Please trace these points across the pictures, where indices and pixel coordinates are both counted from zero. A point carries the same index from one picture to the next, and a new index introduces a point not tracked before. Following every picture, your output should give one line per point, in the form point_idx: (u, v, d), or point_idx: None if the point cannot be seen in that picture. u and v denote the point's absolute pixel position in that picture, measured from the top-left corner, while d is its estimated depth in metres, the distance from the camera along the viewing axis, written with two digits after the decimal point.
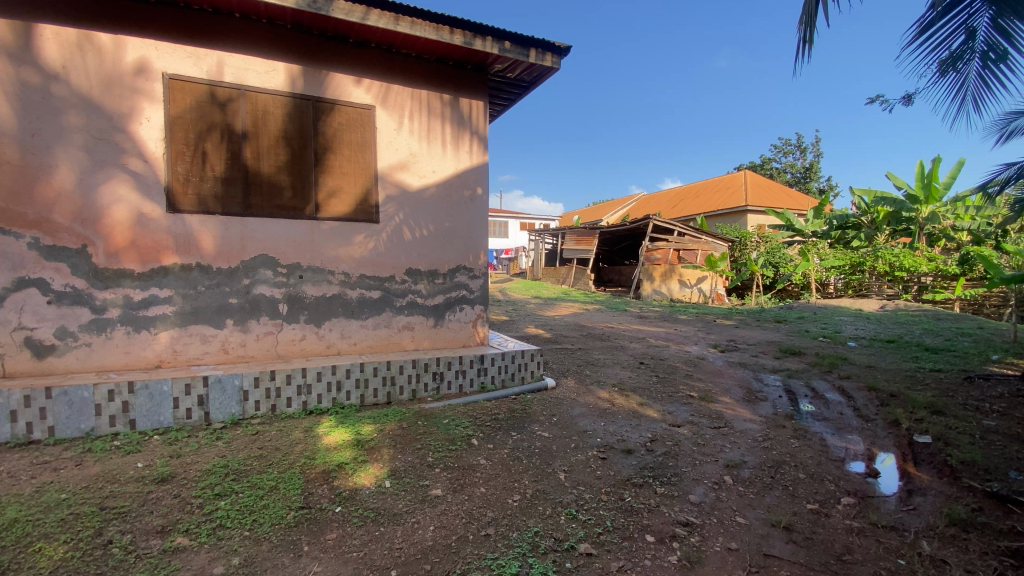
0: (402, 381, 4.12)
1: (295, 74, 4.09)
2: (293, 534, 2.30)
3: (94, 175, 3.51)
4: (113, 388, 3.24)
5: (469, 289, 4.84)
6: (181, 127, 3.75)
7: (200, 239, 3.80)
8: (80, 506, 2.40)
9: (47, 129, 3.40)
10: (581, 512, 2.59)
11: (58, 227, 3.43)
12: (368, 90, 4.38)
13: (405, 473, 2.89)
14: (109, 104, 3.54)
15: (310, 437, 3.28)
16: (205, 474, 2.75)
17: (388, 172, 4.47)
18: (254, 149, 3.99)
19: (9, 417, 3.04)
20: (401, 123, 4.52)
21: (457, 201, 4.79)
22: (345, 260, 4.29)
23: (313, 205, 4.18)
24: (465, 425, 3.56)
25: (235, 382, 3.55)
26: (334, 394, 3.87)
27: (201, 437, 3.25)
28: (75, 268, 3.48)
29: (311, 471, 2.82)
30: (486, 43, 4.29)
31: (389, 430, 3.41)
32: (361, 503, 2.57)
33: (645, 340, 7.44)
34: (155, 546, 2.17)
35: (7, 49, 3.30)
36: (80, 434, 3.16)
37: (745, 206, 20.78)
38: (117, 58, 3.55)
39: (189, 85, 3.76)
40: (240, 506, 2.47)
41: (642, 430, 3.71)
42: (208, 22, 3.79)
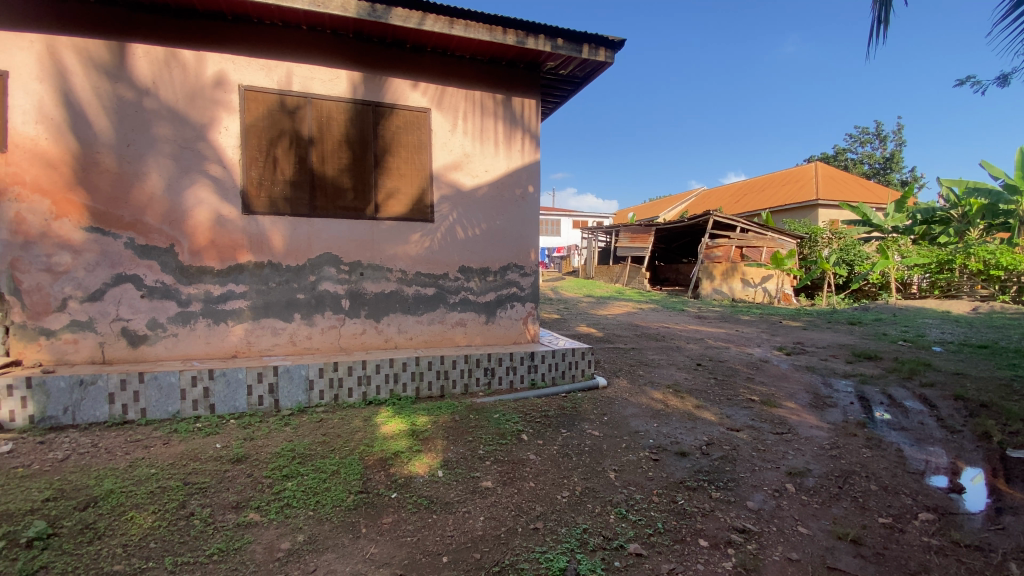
0: (455, 376, 4.23)
1: (356, 81, 4.29)
2: (352, 516, 2.43)
3: (180, 180, 3.85)
4: (195, 374, 3.55)
5: (520, 287, 4.89)
6: (255, 134, 4.03)
7: (272, 238, 4.08)
8: (168, 480, 2.66)
9: (140, 140, 3.77)
10: (631, 512, 2.56)
11: (149, 228, 3.80)
12: (425, 93, 4.51)
13: (457, 464, 2.97)
14: (192, 115, 3.87)
15: (369, 425, 3.45)
16: (275, 456, 2.96)
17: (443, 172, 4.60)
18: (319, 153, 4.22)
19: (108, 398, 3.41)
20: (456, 124, 4.63)
21: (509, 199, 4.84)
22: (402, 258, 4.45)
23: (373, 206, 4.37)
24: (515, 420, 3.60)
25: (302, 372, 3.79)
26: (392, 385, 4.04)
27: (271, 422, 3.51)
28: (165, 266, 3.83)
29: (370, 458, 2.97)
30: (539, 41, 4.30)
31: (442, 422, 3.52)
32: (415, 491, 2.67)
33: (704, 342, 7.17)
34: (230, 520, 2.36)
35: (106, 68, 3.69)
36: (167, 416, 3.50)
37: (815, 200, 19.50)
38: (199, 73, 3.87)
39: (262, 95, 4.03)
40: (305, 488, 2.63)
41: (698, 433, 3.60)
42: (278, 35, 4.05)
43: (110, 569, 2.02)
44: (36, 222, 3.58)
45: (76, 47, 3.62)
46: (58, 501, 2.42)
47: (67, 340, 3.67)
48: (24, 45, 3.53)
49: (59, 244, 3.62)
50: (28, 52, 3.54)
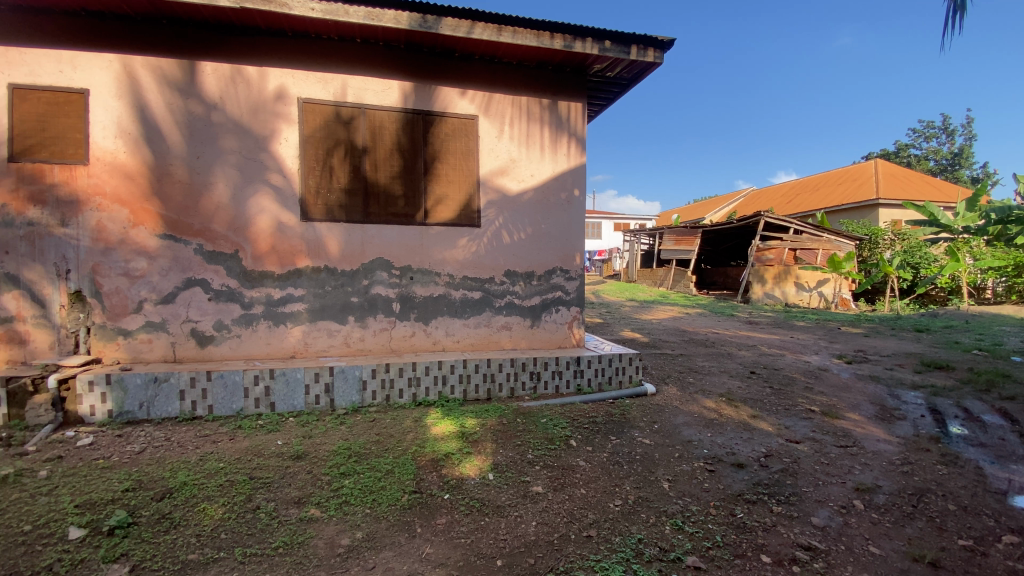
0: (501, 379, 4.25)
1: (407, 91, 4.41)
2: (407, 516, 2.48)
3: (244, 189, 4.07)
4: (258, 373, 3.73)
5: (565, 291, 4.86)
6: (312, 145, 4.21)
7: (327, 244, 4.24)
8: (235, 474, 2.80)
9: (209, 152, 4.01)
10: (687, 524, 2.49)
11: (216, 235, 4.03)
12: (472, 100, 4.58)
13: (507, 468, 2.98)
14: (255, 127, 4.09)
15: (420, 426, 3.52)
16: (332, 454, 3.07)
17: (489, 178, 4.64)
18: (372, 161, 4.35)
19: (179, 395, 3.63)
20: (502, 130, 4.67)
21: (555, 203, 4.82)
22: (449, 262, 4.52)
23: (423, 211, 4.47)
24: (563, 426, 3.58)
25: (356, 373, 3.91)
26: (440, 387, 4.11)
27: (328, 421, 3.64)
28: (230, 271, 4.06)
29: (422, 459, 3.02)
30: (586, 44, 4.28)
31: (490, 425, 3.54)
32: (467, 492, 2.70)
33: (757, 348, 6.89)
34: (293, 514, 2.46)
35: (178, 85, 3.95)
36: (232, 413, 3.69)
37: (876, 199, 18.41)
38: (261, 87, 4.09)
39: (319, 107, 4.21)
40: (362, 486, 2.71)
41: (755, 444, 3.46)
42: (334, 49, 4.21)
43: (186, 557, 2.14)
44: (116, 230, 3.87)
45: (152, 66, 3.90)
46: (137, 491, 2.59)
47: (142, 340, 3.94)
48: (105, 65, 3.83)
49: (136, 251, 3.90)
50: (109, 72, 3.83)
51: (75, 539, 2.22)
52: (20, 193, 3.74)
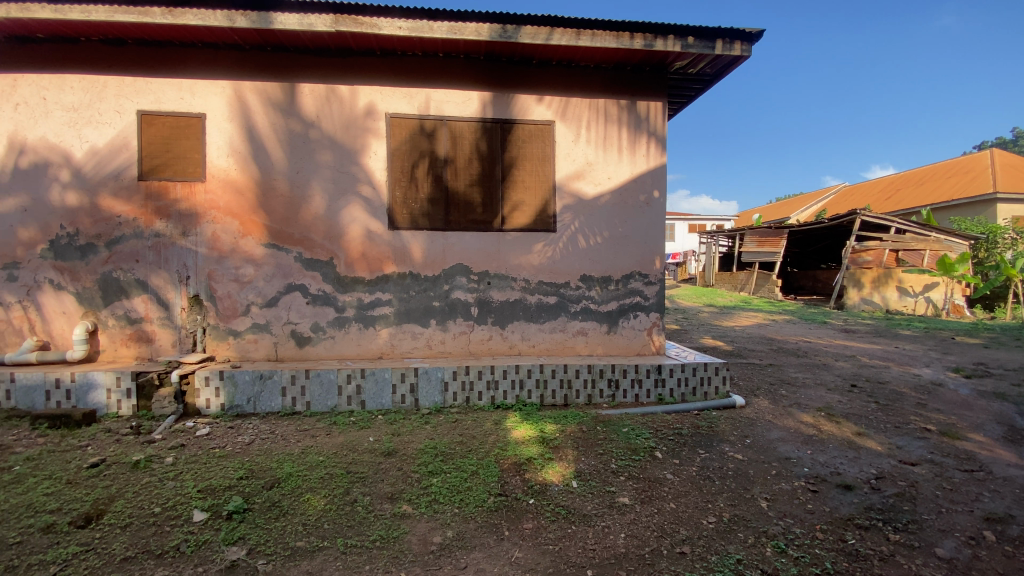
0: (579, 386, 4.21)
1: (486, 100, 4.51)
2: (494, 518, 2.52)
3: (338, 201, 4.36)
4: (350, 372, 3.96)
5: (644, 296, 4.72)
6: (398, 157, 4.42)
7: (412, 250, 4.43)
8: (333, 468, 2.98)
9: (307, 166, 4.33)
10: (791, 547, 2.32)
11: (313, 243, 4.34)
12: (549, 106, 4.60)
13: (592, 476, 2.94)
14: (347, 142, 4.36)
15: (500, 429, 3.56)
16: (420, 453, 3.19)
17: (566, 182, 4.63)
18: (453, 170, 4.49)
19: (282, 391, 3.93)
20: (579, 133, 4.64)
21: (634, 205, 4.71)
22: (527, 267, 4.56)
23: (500, 218, 4.54)
24: (646, 436, 3.47)
25: (438, 375, 4.05)
26: (518, 392, 4.14)
27: (413, 420, 3.79)
28: (325, 276, 4.35)
29: (504, 462, 3.05)
30: (668, 42, 4.16)
31: (570, 432, 3.51)
32: (552, 499, 2.69)
33: (857, 359, 6.31)
34: (387, 510, 2.58)
35: (281, 106, 4.30)
36: (327, 409, 3.95)
37: (995, 192, 16.30)
38: (352, 105, 4.36)
39: (405, 121, 4.41)
40: (449, 485, 2.79)
41: (864, 465, 3.17)
42: (417, 64, 4.40)
43: (295, 544, 2.31)
44: (229, 239, 4.27)
45: (258, 90, 4.28)
46: (249, 480, 2.83)
47: (250, 340, 4.31)
48: (220, 92, 4.25)
49: (245, 259, 4.29)
50: (223, 97, 4.25)
51: (199, 521, 2.46)
52: (149, 208, 4.21)
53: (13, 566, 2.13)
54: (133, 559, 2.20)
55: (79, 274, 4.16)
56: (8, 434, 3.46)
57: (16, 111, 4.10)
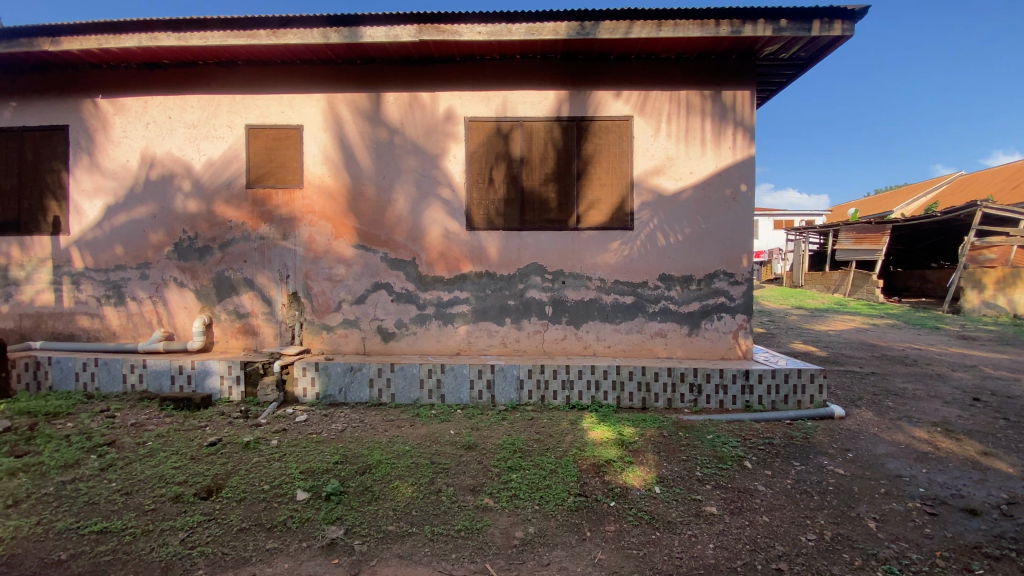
0: (658, 389, 4.09)
1: (563, 98, 4.49)
2: (575, 518, 2.52)
3: (419, 203, 4.55)
4: (431, 367, 4.13)
5: (729, 296, 4.49)
6: (476, 159, 4.53)
7: (488, 250, 4.52)
8: (418, 457, 3.13)
9: (392, 171, 4.56)
10: (906, 573, 2.11)
11: (397, 244, 4.56)
12: (628, 101, 4.50)
13: (675, 483, 2.85)
14: (429, 147, 4.54)
15: (577, 429, 3.55)
16: (499, 448, 3.25)
17: (645, 178, 4.51)
18: (529, 170, 4.53)
19: (369, 383, 4.17)
20: (659, 128, 4.51)
21: (717, 200, 4.49)
22: (602, 266, 4.50)
23: (576, 216, 4.51)
24: (734, 445, 3.30)
25: (514, 372, 4.10)
26: (593, 392, 4.10)
27: (491, 415, 3.87)
28: (408, 275, 4.56)
29: (583, 462, 3.03)
30: (757, 27, 3.92)
31: (650, 436, 3.42)
32: (634, 503, 2.64)
33: (980, 370, 5.60)
34: (470, 501, 2.66)
35: (369, 115, 4.56)
36: (409, 401, 4.14)
37: None
38: (433, 110, 4.52)
39: (483, 123, 4.52)
40: (529, 482, 2.82)
41: (993, 488, 2.80)
42: (495, 67, 4.49)
43: (387, 528, 2.45)
44: (322, 241, 4.60)
45: (348, 101, 4.56)
46: (344, 464, 3.03)
47: (340, 334, 4.62)
48: (315, 104, 4.58)
49: (337, 259, 4.59)
50: (318, 109, 4.58)
51: (302, 500, 2.67)
52: (255, 213, 4.64)
53: (151, 529, 2.43)
54: (247, 530, 2.43)
55: (198, 273, 4.66)
56: (142, 413, 3.96)
57: (147, 129, 4.67)
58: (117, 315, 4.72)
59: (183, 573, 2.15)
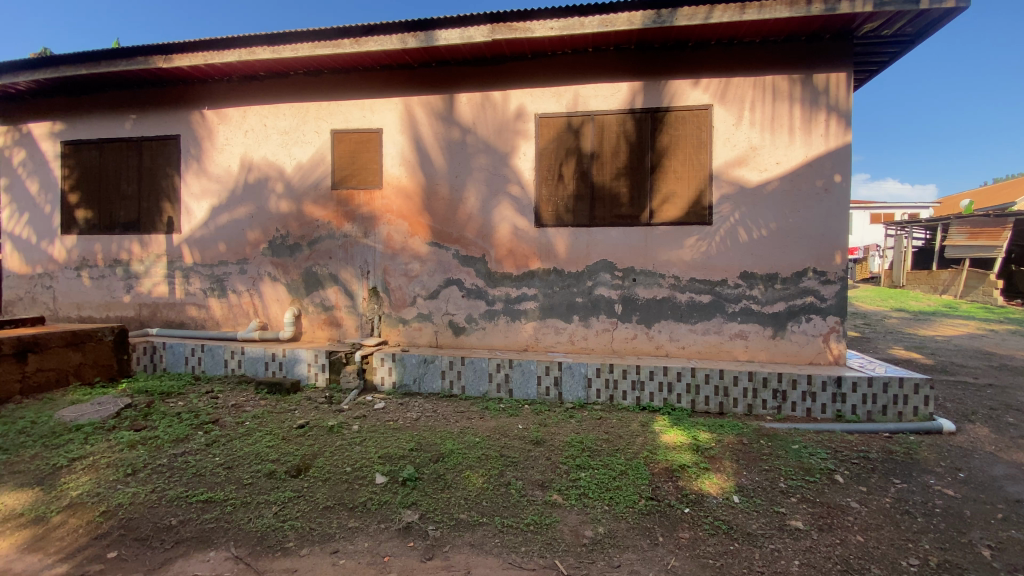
0: (736, 394, 3.88)
1: (637, 90, 4.37)
2: (647, 521, 2.45)
3: (490, 201, 4.62)
4: (499, 362, 4.19)
5: (819, 296, 4.17)
6: (546, 155, 4.53)
7: (557, 246, 4.51)
8: (488, 449, 3.19)
9: (464, 170, 4.67)
10: None
11: (468, 241, 4.67)
12: (706, 89, 4.29)
13: (756, 493, 2.69)
14: (500, 144, 4.59)
15: (648, 432, 3.45)
16: (567, 445, 3.24)
17: (725, 170, 4.28)
18: (600, 164, 4.46)
19: (441, 375, 4.31)
20: (741, 116, 4.26)
21: (807, 193, 4.17)
22: (677, 263, 4.34)
23: (649, 211, 4.38)
24: (822, 456, 3.07)
25: (582, 370, 4.06)
26: (666, 394, 3.97)
27: (559, 412, 3.86)
28: (478, 272, 4.65)
29: (656, 466, 2.95)
30: (855, 3, 3.59)
31: (728, 443, 3.25)
32: (710, 511, 2.53)
33: None
34: (539, 496, 2.68)
35: (443, 115, 4.69)
36: (479, 395, 4.23)
37: None
38: (505, 108, 4.57)
39: (554, 119, 4.50)
40: (598, 481, 2.79)
41: None
42: (567, 62, 4.45)
43: (459, 516, 2.52)
44: (399, 239, 4.81)
45: (423, 103, 4.72)
46: (418, 452, 3.16)
47: (415, 327, 4.81)
48: (393, 108, 4.79)
49: (412, 256, 4.78)
50: (395, 112, 4.79)
51: (380, 483, 2.82)
52: (339, 212, 4.93)
53: (249, 501, 2.67)
54: (332, 509, 2.61)
55: (289, 268, 5.05)
56: (241, 395, 4.36)
57: (245, 137, 5.11)
58: (221, 305, 5.23)
59: (276, 544, 2.34)
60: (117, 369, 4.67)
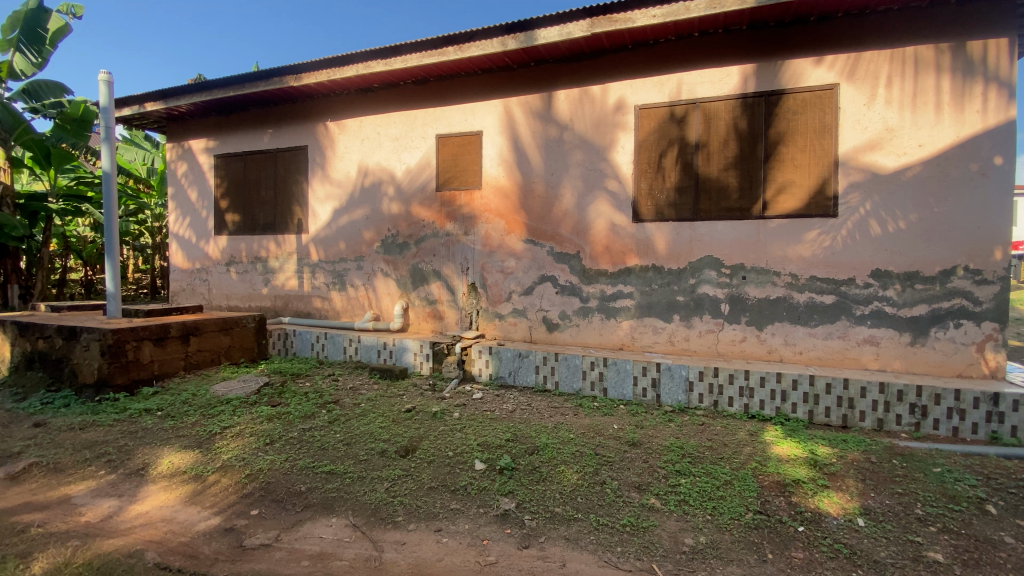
0: (864, 407, 3.48)
1: (749, 74, 4.07)
2: (755, 536, 2.31)
3: (587, 197, 4.59)
4: (594, 360, 4.17)
5: (972, 299, 3.59)
6: (646, 148, 4.40)
7: (657, 242, 4.36)
8: (583, 446, 3.19)
9: (561, 167, 4.69)
10: None
11: (564, 238, 4.68)
12: (832, 67, 3.88)
13: (886, 518, 2.40)
14: (598, 139, 4.54)
15: (757, 441, 3.23)
16: (666, 449, 3.14)
17: (853, 155, 3.84)
18: (705, 155, 4.22)
19: (536, 370, 4.39)
20: (875, 94, 3.79)
21: (958, 178, 3.61)
22: (793, 260, 3.99)
23: (761, 204, 4.07)
24: (972, 483, 2.66)
25: (683, 372, 3.90)
26: (778, 403, 3.67)
27: (657, 415, 3.74)
28: (573, 268, 4.65)
29: (765, 478, 2.75)
30: None
31: (852, 460, 2.94)
32: (828, 532, 2.31)
33: None
34: (636, 498, 2.64)
35: (541, 113, 4.75)
36: (574, 391, 4.24)
37: None
38: (603, 102, 4.51)
39: (655, 110, 4.35)
40: (699, 489, 2.68)
41: None
42: (669, 50, 4.28)
43: (555, 509, 2.56)
44: (497, 237, 4.96)
45: (522, 103, 4.82)
46: (515, 443, 3.26)
47: (510, 322, 4.94)
48: (493, 109, 4.95)
49: (508, 253, 4.91)
50: (495, 113, 4.94)
51: (479, 469, 2.96)
52: (442, 212, 5.21)
53: (364, 475, 2.95)
54: (435, 489, 2.78)
55: (398, 265, 5.44)
56: (356, 379, 4.80)
57: (362, 144, 5.58)
58: (340, 298, 5.78)
59: (388, 517, 2.56)
60: (257, 352, 5.37)
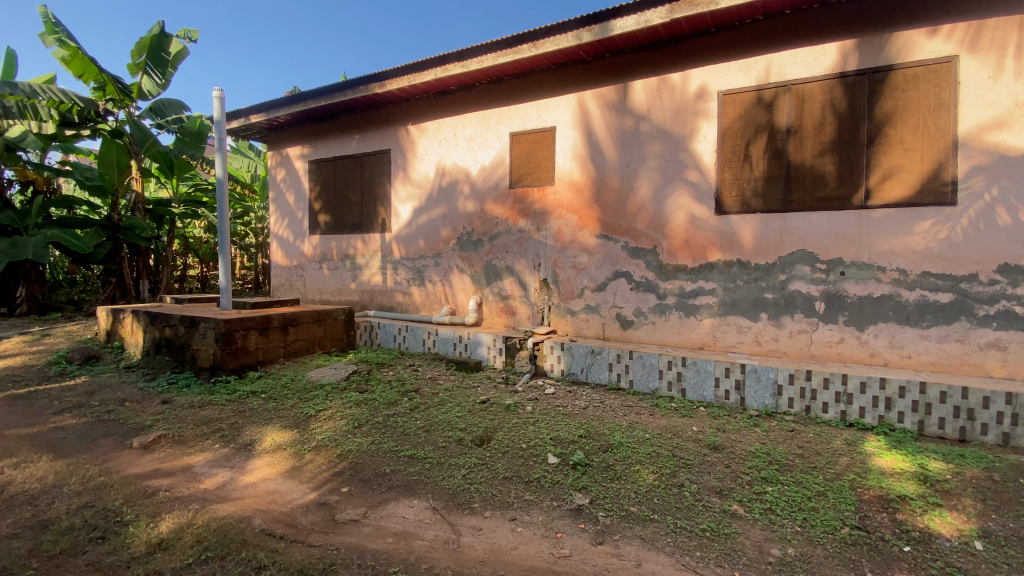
0: (987, 419, 3.09)
1: (848, 50, 3.73)
2: (851, 552, 2.14)
3: (664, 190, 4.45)
4: (672, 359, 4.04)
5: None
6: (730, 136, 4.18)
7: (742, 236, 4.14)
8: (659, 447, 3.12)
9: (636, 159, 4.58)
10: None
11: (639, 232, 4.58)
12: (949, 37, 3.46)
13: (1010, 544, 2.13)
14: (677, 129, 4.38)
15: (855, 452, 2.98)
16: (750, 455, 2.99)
17: (976, 135, 3.40)
18: (797, 142, 3.94)
19: (610, 368, 4.33)
20: (1004, 65, 3.33)
21: None
22: (900, 254, 3.61)
23: (862, 192, 3.73)
24: None
25: (770, 375, 3.67)
26: (881, 411, 3.35)
27: (740, 419, 3.56)
28: (649, 264, 4.54)
29: (864, 492, 2.54)
30: None
31: (971, 477, 2.63)
32: (939, 554, 2.10)
33: None
34: (717, 504, 2.54)
35: (616, 105, 4.66)
36: (650, 391, 4.14)
37: None
38: (684, 91, 4.34)
39: (740, 96, 4.12)
40: (787, 499, 2.52)
41: None
42: (756, 32, 4.03)
43: (630, 508, 2.54)
44: (569, 232, 4.96)
45: (597, 96, 4.76)
46: (588, 439, 3.26)
47: (583, 319, 4.92)
48: (567, 104, 4.93)
49: (581, 248, 4.89)
50: (569, 108, 4.92)
51: (552, 463, 3.00)
52: (516, 209, 5.29)
53: (443, 462, 3.09)
54: (510, 480, 2.86)
55: (473, 261, 5.61)
56: (435, 370, 5.02)
57: (440, 145, 5.80)
58: (420, 293, 6.07)
59: (465, 503, 2.67)
60: (345, 342, 5.78)
